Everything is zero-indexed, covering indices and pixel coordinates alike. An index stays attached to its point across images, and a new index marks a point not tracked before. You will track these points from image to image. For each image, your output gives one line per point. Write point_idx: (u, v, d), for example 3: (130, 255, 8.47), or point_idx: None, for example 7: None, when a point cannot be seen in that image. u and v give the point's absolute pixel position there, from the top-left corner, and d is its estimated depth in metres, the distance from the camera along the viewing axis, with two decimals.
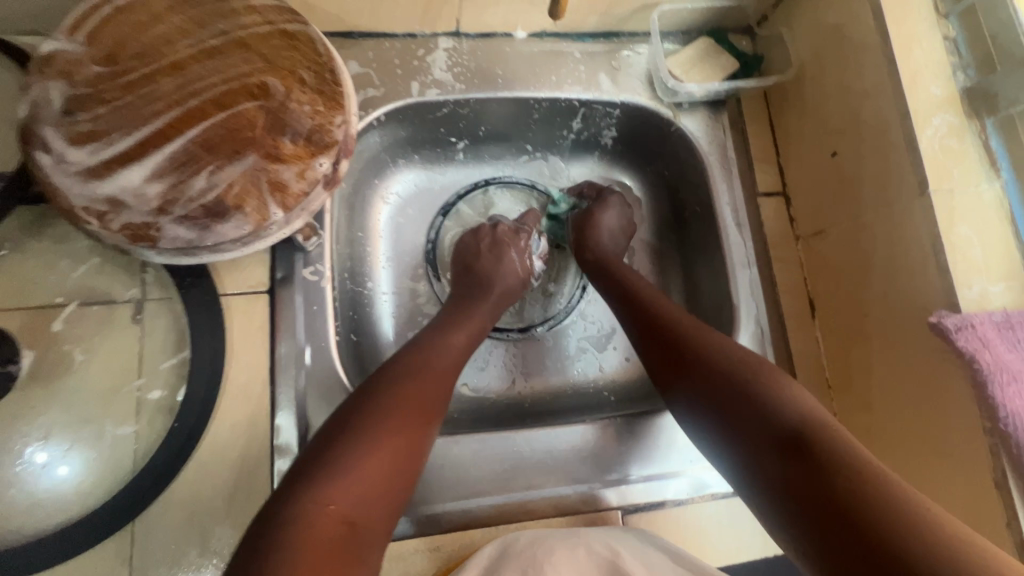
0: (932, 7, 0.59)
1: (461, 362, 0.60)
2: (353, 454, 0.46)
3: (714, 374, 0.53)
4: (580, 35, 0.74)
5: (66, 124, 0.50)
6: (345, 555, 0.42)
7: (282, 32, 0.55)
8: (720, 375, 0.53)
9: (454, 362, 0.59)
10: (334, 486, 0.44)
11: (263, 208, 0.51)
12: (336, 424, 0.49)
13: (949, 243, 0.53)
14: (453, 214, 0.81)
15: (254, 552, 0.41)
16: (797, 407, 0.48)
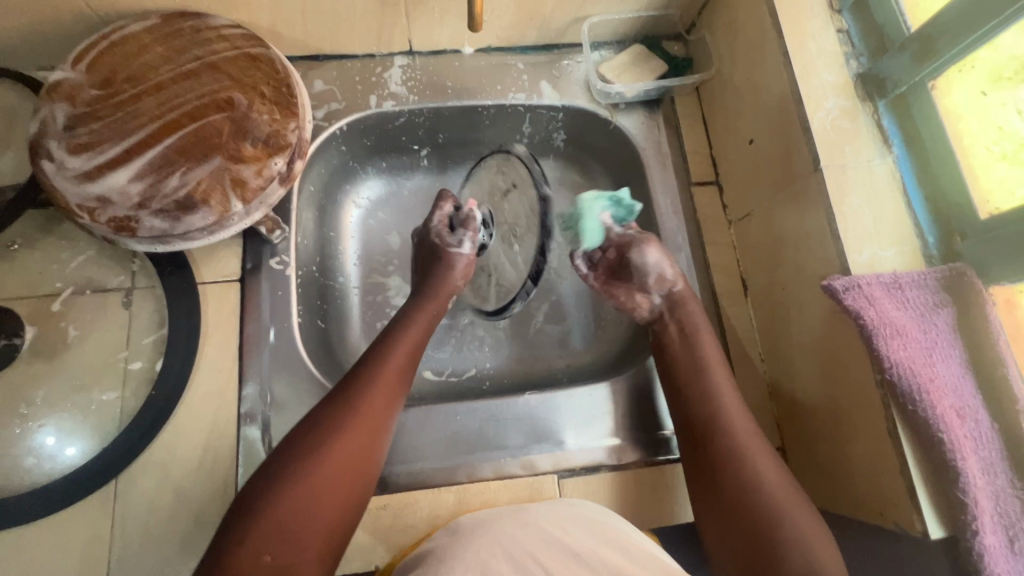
0: (825, 4, 0.65)
1: (408, 375, 0.64)
2: (297, 475, 0.51)
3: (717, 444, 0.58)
4: (523, 48, 0.82)
5: (67, 137, 0.60)
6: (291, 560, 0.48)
7: (247, 55, 0.65)
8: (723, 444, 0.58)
9: (402, 377, 0.62)
10: (280, 504, 0.49)
11: (225, 202, 0.59)
12: (291, 444, 0.54)
13: (841, 213, 0.57)
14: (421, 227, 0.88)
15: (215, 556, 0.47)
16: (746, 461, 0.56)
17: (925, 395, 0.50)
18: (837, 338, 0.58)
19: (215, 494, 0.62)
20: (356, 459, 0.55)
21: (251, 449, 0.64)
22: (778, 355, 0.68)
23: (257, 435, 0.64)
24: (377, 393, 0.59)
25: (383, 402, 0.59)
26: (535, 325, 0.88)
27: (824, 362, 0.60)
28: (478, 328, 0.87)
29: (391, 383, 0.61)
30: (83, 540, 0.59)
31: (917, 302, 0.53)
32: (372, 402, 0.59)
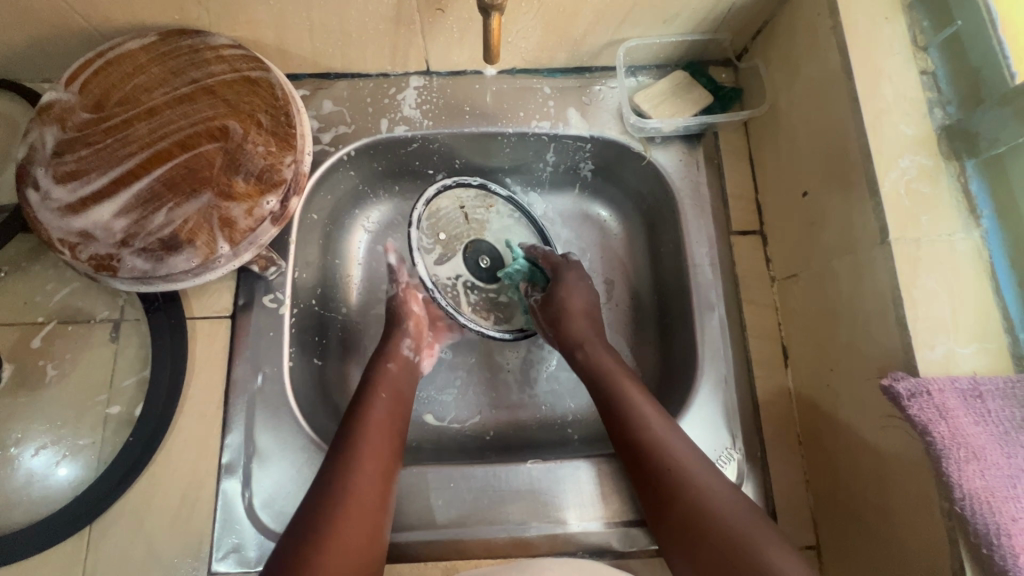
0: (908, 39, 0.55)
1: (392, 424, 0.62)
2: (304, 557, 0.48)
3: (675, 489, 0.54)
4: (550, 70, 0.75)
5: (54, 165, 0.57)
6: None
7: (246, 79, 0.60)
8: (682, 489, 0.54)
9: (384, 428, 0.60)
10: None
11: (211, 242, 0.55)
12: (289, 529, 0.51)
13: (910, 297, 0.48)
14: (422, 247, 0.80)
15: None
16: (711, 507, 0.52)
17: (1006, 539, 0.41)
18: (893, 442, 0.49)
19: (188, 550, 0.58)
20: (359, 538, 0.52)
21: (229, 504, 0.60)
22: (819, 442, 0.60)
23: (236, 489, 0.60)
24: (375, 446, 0.58)
25: (381, 453, 0.58)
26: (547, 372, 0.81)
27: (874, 466, 0.52)
28: (486, 371, 0.81)
29: (385, 433, 0.60)
30: None
31: (1001, 416, 0.44)
32: (370, 454, 0.57)
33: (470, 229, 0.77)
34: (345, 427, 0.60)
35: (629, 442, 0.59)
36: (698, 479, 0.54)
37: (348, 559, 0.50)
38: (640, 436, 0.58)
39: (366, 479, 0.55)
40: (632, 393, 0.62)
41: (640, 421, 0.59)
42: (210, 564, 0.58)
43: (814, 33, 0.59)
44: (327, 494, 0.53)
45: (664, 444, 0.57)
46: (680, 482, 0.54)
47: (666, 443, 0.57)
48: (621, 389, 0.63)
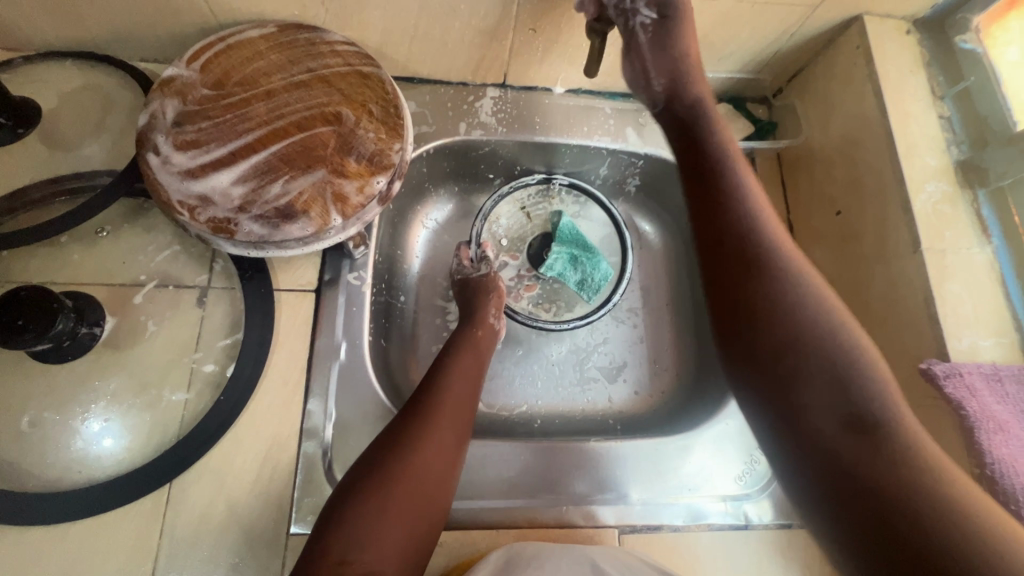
0: (928, 90, 0.67)
1: (472, 387, 0.66)
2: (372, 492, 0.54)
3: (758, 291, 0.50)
4: (611, 93, 0.84)
5: (175, 133, 0.60)
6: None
7: (358, 73, 0.66)
8: (767, 278, 0.50)
9: (464, 391, 0.65)
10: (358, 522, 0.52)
11: (325, 214, 0.59)
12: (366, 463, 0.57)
13: (940, 297, 0.57)
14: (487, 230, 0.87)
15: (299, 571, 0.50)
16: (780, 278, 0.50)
17: None
18: (922, 421, 0.57)
19: (268, 510, 0.59)
20: (429, 490, 0.56)
21: (310, 466, 0.62)
22: None
23: (317, 451, 0.62)
24: (447, 421, 0.61)
25: (454, 427, 0.61)
26: (590, 366, 0.85)
27: None
28: (533, 362, 0.85)
29: (458, 406, 0.63)
30: (131, 545, 0.56)
31: (1018, 398, 0.52)
32: (444, 427, 0.60)
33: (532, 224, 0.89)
34: (419, 398, 0.62)
35: (725, 230, 0.53)
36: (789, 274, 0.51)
37: (412, 520, 0.54)
38: (739, 222, 0.53)
39: (438, 451, 0.58)
40: (742, 180, 0.57)
41: (756, 217, 0.54)
42: (289, 523, 0.59)
43: (850, 79, 0.70)
44: (394, 463, 0.56)
45: (768, 233, 0.53)
46: (768, 273, 0.50)
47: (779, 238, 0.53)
48: (736, 175, 0.57)
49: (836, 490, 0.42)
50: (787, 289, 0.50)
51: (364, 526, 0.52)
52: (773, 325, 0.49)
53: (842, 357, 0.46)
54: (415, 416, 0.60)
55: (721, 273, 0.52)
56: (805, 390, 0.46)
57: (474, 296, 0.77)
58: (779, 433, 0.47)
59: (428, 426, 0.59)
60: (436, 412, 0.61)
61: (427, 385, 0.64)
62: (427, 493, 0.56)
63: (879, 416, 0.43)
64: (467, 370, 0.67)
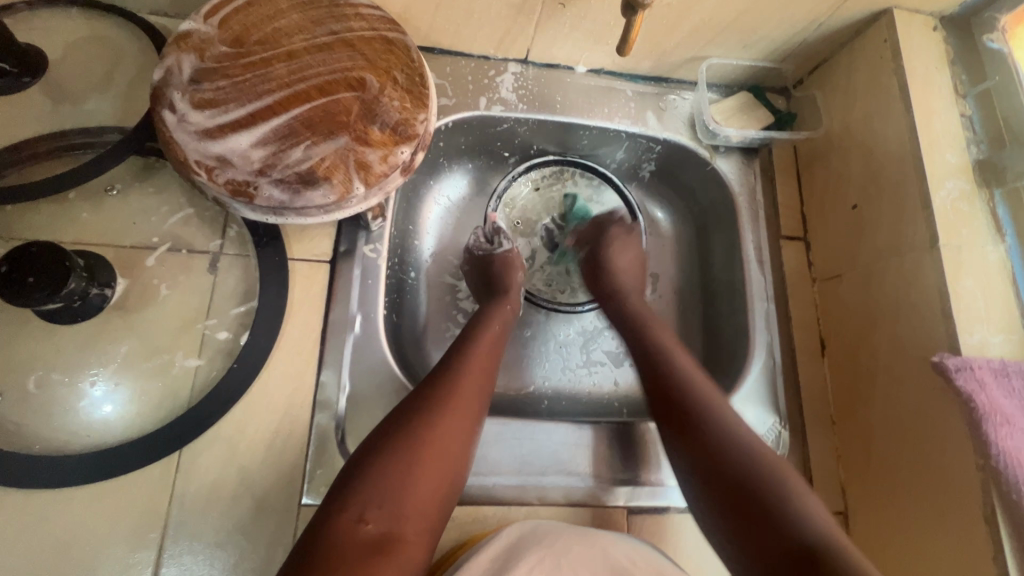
0: (952, 87, 0.67)
1: (493, 359, 0.67)
2: (393, 458, 0.54)
3: (693, 414, 0.58)
4: (633, 76, 0.83)
5: (191, 91, 0.58)
6: (376, 547, 0.49)
7: (383, 38, 0.63)
8: (700, 416, 0.58)
9: (486, 363, 0.65)
10: (375, 486, 0.52)
11: (347, 182, 0.58)
12: (388, 427, 0.57)
13: (954, 292, 0.59)
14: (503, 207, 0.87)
15: (313, 529, 0.50)
16: (720, 428, 0.57)
17: None
18: (928, 412, 0.59)
19: (280, 481, 0.59)
20: (450, 458, 0.56)
21: (323, 438, 0.61)
22: (856, 422, 0.67)
23: (330, 423, 0.62)
24: (469, 393, 0.61)
25: (474, 400, 0.61)
26: (596, 349, 0.85)
27: (908, 436, 0.61)
28: (541, 343, 0.85)
29: (480, 377, 0.63)
30: (140, 512, 0.55)
31: None
32: (464, 398, 0.60)
33: (546, 205, 0.89)
34: (440, 370, 0.63)
35: (649, 355, 0.66)
36: (702, 387, 0.61)
37: (430, 487, 0.54)
38: (683, 388, 0.61)
39: (457, 422, 0.58)
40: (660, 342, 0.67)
41: (681, 372, 0.63)
42: (301, 495, 0.59)
43: (875, 73, 0.70)
44: (419, 430, 0.56)
45: (687, 373, 0.63)
46: (695, 402, 0.59)
47: (705, 401, 0.59)
48: (653, 339, 0.68)
49: (746, 552, 0.50)
50: (719, 426, 0.57)
51: (383, 488, 0.52)
52: (699, 440, 0.56)
53: (749, 448, 0.55)
54: (436, 387, 0.60)
55: (658, 406, 0.61)
56: (719, 472, 0.54)
57: (499, 272, 0.77)
58: (707, 518, 0.54)
59: (450, 396, 0.59)
60: (457, 384, 0.61)
61: (450, 358, 0.64)
62: (448, 462, 0.56)
63: (821, 540, 0.47)
64: (488, 346, 0.67)
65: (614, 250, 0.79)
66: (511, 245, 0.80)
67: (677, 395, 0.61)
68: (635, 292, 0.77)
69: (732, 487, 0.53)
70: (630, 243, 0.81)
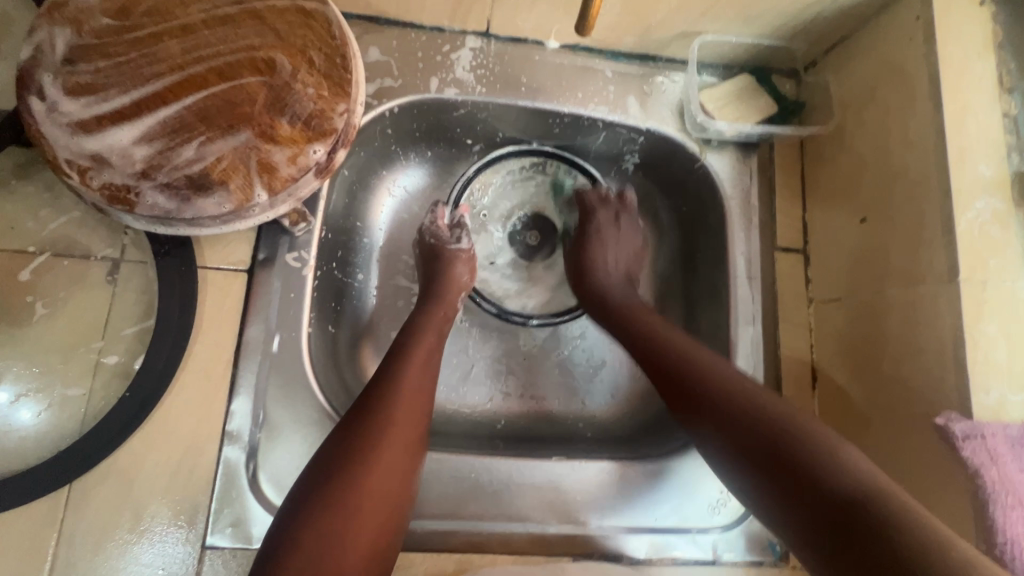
0: (997, 78, 0.54)
1: (430, 366, 0.59)
2: (323, 506, 0.46)
3: (696, 390, 0.52)
4: (615, 53, 0.70)
5: (64, 73, 0.49)
6: None
7: (299, 9, 0.53)
8: (699, 389, 0.52)
9: (425, 371, 0.58)
10: (305, 543, 0.44)
11: (247, 188, 0.49)
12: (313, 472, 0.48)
13: (971, 339, 0.48)
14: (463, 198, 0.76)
15: None
16: (730, 386, 0.51)
17: None
18: (927, 474, 0.50)
19: (181, 521, 0.53)
20: (392, 490, 0.49)
21: (231, 474, 0.55)
22: None
23: (239, 458, 0.55)
24: (404, 413, 0.53)
25: (411, 423, 0.53)
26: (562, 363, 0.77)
27: None
28: (502, 356, 0.76)
29: (419, 390, 0.56)
30: (22, 554, 0.50)
31: None
32: (400, 417, 0.52)
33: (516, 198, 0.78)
34: (368, 391, 0.54)
35: (639, 335, 0.60)
36: (700, 360, 0.54)
37: (376, 527, 0.47)
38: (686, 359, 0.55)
39: (394, 451, 0.50)
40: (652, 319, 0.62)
41: (691, 355, 0.56)
42: (205, 536, 0.53)
43: (902, 58, 0.57)
44: (350, 467, 0.48)
45: (674, 351, 0.56)
46: (711, 377, 0.52)
47: (721, 372, 0.53)
48: (660, 335, 0.59)
49: (796, 524, 0.42)
50: (723, 390, 0.51)
51: (321, 542, 0.44)
52: (715, 411, 0.50)
53: (774, 409, 0.48)
54: (369, 413, 0.52)
55: (672, 395, 0.54)
56: (743, 430, 0.48)
57: (444, 268, 0.68)
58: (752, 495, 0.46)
59: (382, 423, 0.51)
60: (391, 407, 0.52)
61: (377, 378, 0.55)
62: (388, 498, 0.49)
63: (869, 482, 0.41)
64: (423, 359, 0.58)
65: (601, 247, 0.71)
66: (469, 241, 0.71)
67: (680, 372, 0.54)
68: (619, 290, 0.68)
69: (769, 430, 0.47)
70: (618, 235, 0.72)
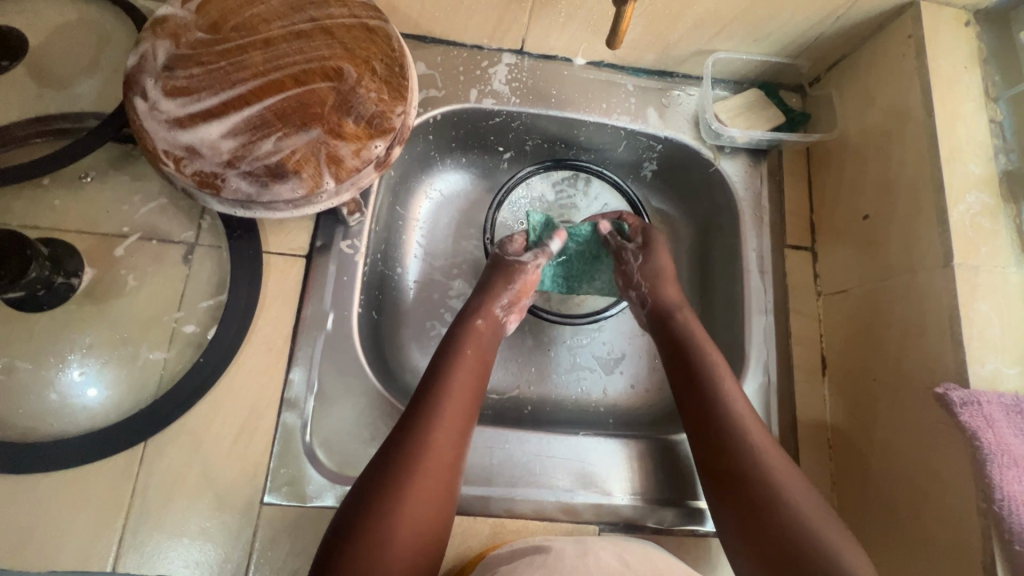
0: (982, 90, 0.60)
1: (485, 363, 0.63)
2: (387, 489, 0.50)
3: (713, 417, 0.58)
4: (636, 69, 0.78)
5: (164, 78, 0.57)
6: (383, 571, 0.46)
7: (364, 26, 0.61)
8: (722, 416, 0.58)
9: (477, 366, 0.61)
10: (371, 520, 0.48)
11: (317, 176, 0.55)
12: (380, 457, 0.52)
13: (966, 317, 0.53)
14: (506, 206, 0.83)
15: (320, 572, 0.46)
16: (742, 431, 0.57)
17: None
18: (931, 445, 0.54)
19: (242, 478, 0.58)
20: (446, 472, 0.53)
21: (288, 437, 0.60)
22: (853, 448, 0.63)
23: (296, 423, 0.60)
24: (455, 403, 0.56)
25: (463, 421, 0.56)
26: (585, 355, 0.81)
27: (909, 469, 0.56)
28: (529, 344, 0.81)
29: (471, 383, 0.59)
30: (101, 502, 0.55)
31: None
32: (455, 408, 0.56)
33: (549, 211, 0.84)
34: (410, 416, 0.55)
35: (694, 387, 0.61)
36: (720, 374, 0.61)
37: (430, 507, 0.51)
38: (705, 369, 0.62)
39: (450, 444, 0.54)
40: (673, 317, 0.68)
41: (774, 476, 0.54)
42: (263, 493, 0.58)
43: (898, 72, 0.64)
44: (410, 452, 0.52)
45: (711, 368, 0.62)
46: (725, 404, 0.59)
47: (799, 508, 0.51)
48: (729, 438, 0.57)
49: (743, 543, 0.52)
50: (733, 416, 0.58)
51: (380, 524, 0.48)
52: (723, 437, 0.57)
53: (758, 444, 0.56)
54: (411, 433, 0.53)
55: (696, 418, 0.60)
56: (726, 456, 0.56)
57: (494, 283, 0.69)
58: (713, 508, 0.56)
59: (435, 414, 0.55)
60: (444, 400, 0.56)
61: (435, 373, 0.59)
62: (444, 479, 0.52)
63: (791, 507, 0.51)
64: (475, 362, 0.61)
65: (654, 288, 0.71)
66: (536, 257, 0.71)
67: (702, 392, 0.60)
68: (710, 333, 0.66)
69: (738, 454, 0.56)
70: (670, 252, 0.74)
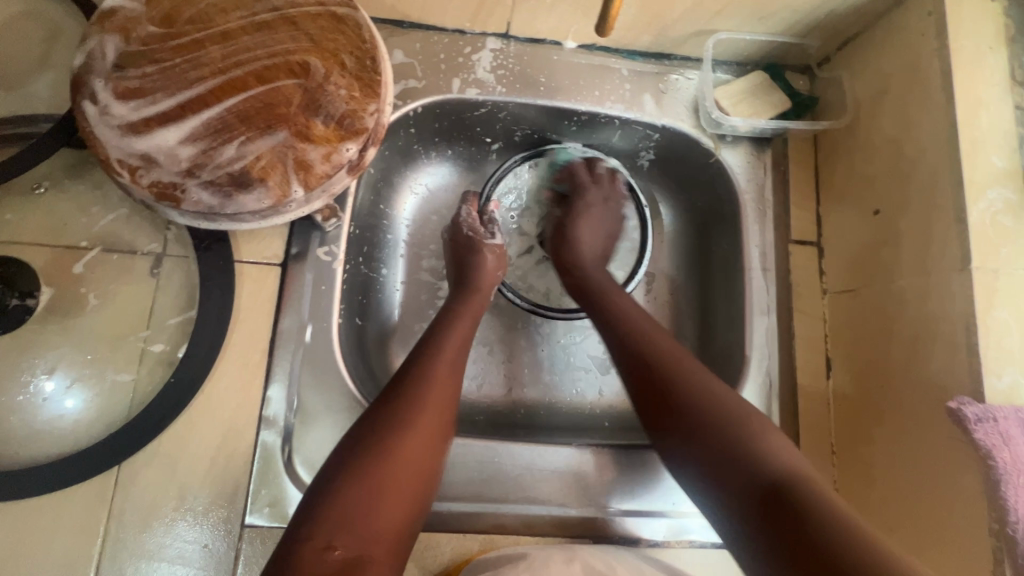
0: (1008, 72, 0.55)
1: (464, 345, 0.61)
2: (357, 477, 0.47)
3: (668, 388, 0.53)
4: (631, 52, 0.72)
5: (115, 78, 0.52)
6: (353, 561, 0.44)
7: (332, 15, 0.56)
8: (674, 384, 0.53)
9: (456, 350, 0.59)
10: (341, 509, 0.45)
11: (284, 184, 0.51)
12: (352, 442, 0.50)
13: (983, 326, 0.50)
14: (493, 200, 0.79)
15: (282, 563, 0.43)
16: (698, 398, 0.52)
17: None
18: (939, 460, 0.52)
19: (220, 500, 0.56)
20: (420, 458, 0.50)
21: (267, 457, 0.58)
22: (858, 458, 0.60)
23: (275, 441, 0.58)
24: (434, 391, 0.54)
25: (443, 411, 0.54)
26: (579, 355, 0.78)
27: (918, 483, 0.54)
28: (521, 344, 0.78)
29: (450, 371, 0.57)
30: (73, 529, 0.53)
31: None
32: (433, 397, 0.54)
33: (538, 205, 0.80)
34: (385, 403, 0.52)
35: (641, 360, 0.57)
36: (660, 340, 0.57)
37: (404, 499, 0.48)
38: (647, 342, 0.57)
39: (430, 434, 0.52)
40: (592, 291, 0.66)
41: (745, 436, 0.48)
42: (243, 516, 0.56)
43: (915, 53, 0.59)
44: (385, 439, 0.49)
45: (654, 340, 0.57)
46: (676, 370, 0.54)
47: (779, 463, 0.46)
48: (719, 402, 0.51)
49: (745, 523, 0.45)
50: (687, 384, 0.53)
51: (352, 510, 0.45)
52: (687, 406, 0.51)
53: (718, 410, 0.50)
54: (387, 418, 0.51)
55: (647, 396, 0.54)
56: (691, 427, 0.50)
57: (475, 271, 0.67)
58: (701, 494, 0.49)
59: (412, 402, 0.52)
60: (426, 388, 0.54)
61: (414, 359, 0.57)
62: (420, 469, 0.50)
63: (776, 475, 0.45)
64: (456, 346, 0.59)
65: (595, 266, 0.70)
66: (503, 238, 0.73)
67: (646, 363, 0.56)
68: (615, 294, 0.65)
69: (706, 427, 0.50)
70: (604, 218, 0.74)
